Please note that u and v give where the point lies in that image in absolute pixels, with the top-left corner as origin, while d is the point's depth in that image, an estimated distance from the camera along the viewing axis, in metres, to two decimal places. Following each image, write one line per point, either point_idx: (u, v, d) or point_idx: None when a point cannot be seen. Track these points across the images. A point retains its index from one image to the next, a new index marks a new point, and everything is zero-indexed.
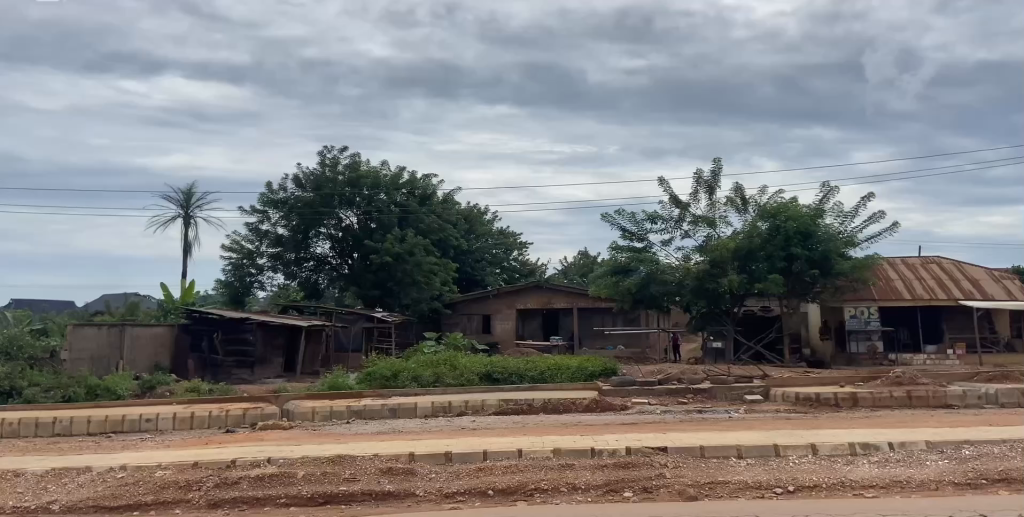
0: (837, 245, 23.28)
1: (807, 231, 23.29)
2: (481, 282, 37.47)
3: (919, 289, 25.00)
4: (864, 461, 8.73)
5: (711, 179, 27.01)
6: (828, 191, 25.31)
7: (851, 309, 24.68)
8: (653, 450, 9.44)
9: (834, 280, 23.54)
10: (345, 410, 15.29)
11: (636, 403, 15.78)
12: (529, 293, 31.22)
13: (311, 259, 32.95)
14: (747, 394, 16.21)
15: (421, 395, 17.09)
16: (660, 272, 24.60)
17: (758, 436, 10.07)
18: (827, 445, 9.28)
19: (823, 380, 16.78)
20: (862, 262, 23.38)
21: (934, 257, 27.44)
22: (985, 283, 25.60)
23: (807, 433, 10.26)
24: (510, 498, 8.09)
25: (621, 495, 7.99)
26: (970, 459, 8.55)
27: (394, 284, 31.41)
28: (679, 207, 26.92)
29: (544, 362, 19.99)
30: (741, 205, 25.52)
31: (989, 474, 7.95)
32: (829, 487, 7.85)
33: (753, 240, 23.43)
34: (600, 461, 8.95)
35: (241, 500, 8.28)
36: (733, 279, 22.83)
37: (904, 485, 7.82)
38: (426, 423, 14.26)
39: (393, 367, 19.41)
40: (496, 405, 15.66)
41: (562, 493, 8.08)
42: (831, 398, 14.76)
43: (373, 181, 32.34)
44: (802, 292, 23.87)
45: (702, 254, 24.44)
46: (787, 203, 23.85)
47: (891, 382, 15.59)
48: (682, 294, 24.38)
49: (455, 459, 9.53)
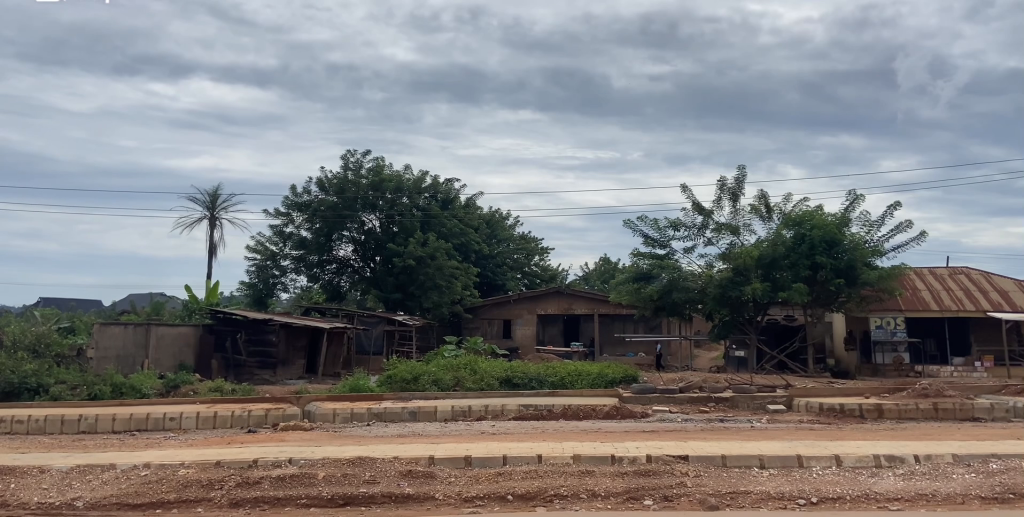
0: (863, 254, 22.93)
1: (832, 240, 22.99)
2: (502, 287, 37.46)
3: (946, 299, 24.65)
4: (889, 473, 8.61)
5: (734, 187, 26.84)
6: (855, 200, 25.00)
7: (877, 319, 24.10)
8: (674, 458, 9.37)
9: (860, 290, 23.14)
10: (366, 412, 15.36)
11: (657, 411, 15.70)
12: (549, 299, 31.13)
13: (334, 261, 33.15)
14: (769, 404, 16.08)
15: (440, 399, 17.11)
16: (682, 280, 24.46)
17: (781, 446, 9.97)
18: (852, 457, 9.14)
19: (847, 391, 16.54)
20: (888, 271, 23.08)
21: (962, 268, 27.05)
22: (1014, 295, 25.20)
23: (831, 444, 10.13)
24: (529, 503, 8.08)
25: (640, 503, 7.96)
26: (999, 473, 8.37)
27: (416, 288, 31.43)
28: (701, 214, 26.79)
29: (565, 367, 19.88)
30: (766, 212, 25.33)
31: (1016, 489, 7.80)
32: (854, 499, 7.75)
33: (777, 249, 23.27)
34: (621, 468, 8.88)
35: (262, 500, 8.36)
36: (756, 287, 22.59)
37: (930, 498, 7.71)
38: (445, 427, 14.30)
39: (413, 370, 19.45)
40: (516, 410, 15.66)
41: (582, 499, 8.07)
42: (856, 409, 14.59)
43: (396, 185, 32.56)
44: (826, 301, 23.53)
45: (726, 261, 24.31)
46: (812, 211, 23.66)
47: (917, 395, 15.36)
48: (704, 302, 24.24)
49: (475, 463, 9.51)
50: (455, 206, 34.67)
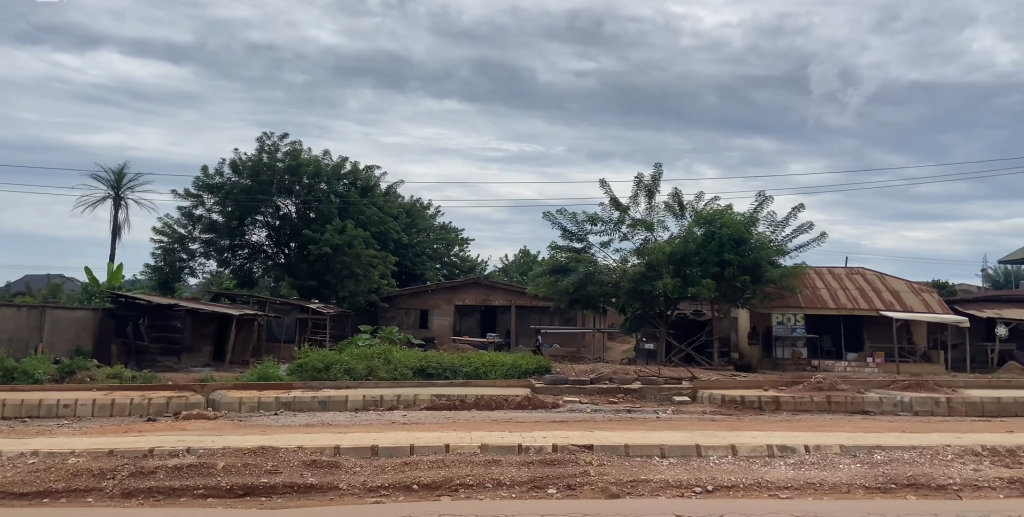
0: (768, 253, 23.84)
1: (739, 238, 23.80)
2: (420, 276, 37.19)
3: (843, 298, 25.95)
4: (781, 463, 9.01)
5: (651, 184, 27.47)
6: (763, 200, 25.97)
7: (779, 316, 25.30)
8: (579, 447, 9.54)
9: (765, 287, 24.09)
10: (273, 401, 15.05)
11: (567, 402, 15.95)
12: (467, 289, 31.11)
13: (247, 246, 32.28)
14: (675, 395, 16.54)
15: (352, 389, 16.90)
16: (597, 273, 25.00)
17: (682, 436, 10.29)
18: (746, 446, 9.52)
19: (748, 383, 17.23)
20: (790, 270, 24.11)
21: (858, 268, 28.49)
22: (904, 295, 26.71)
23: (730, 435, 10.51)
24: (434, 493, 8.08)
25: (544, 491, 8.08)
26: (881, 464, 8.87)
27: (331, 276, 30.95)
28: (618, 210, 27.33)
29: (479, 358, 19.94)
30: (679, 210, 26.02)
31: (899, 479, 8.17)
32: (746, 487, 8.06)
33: (689, 245, 23.90)
34: (526, 457, 9.02)
35: (157, 490, 8.08)
36: (667, 282, 23.17)
37: (817, 487, 8.08)
38: (356, 416, 14.13)
39: (325, 358, 19.14)
40: (428, 400, 15.62)
41: (487, 488, 8.12)
42: (755, 401, 15.20)
43: (314, 170, 31.82)
44: (732, 297, 24.36)
45: (640, 257, 24.86)
46: (722, 210, 24.40)
47: (813, 388, 16.14)
48: (617, 295, 24.79)
49: (381, 453, 9.44)
50: (375, 194, 34.13)
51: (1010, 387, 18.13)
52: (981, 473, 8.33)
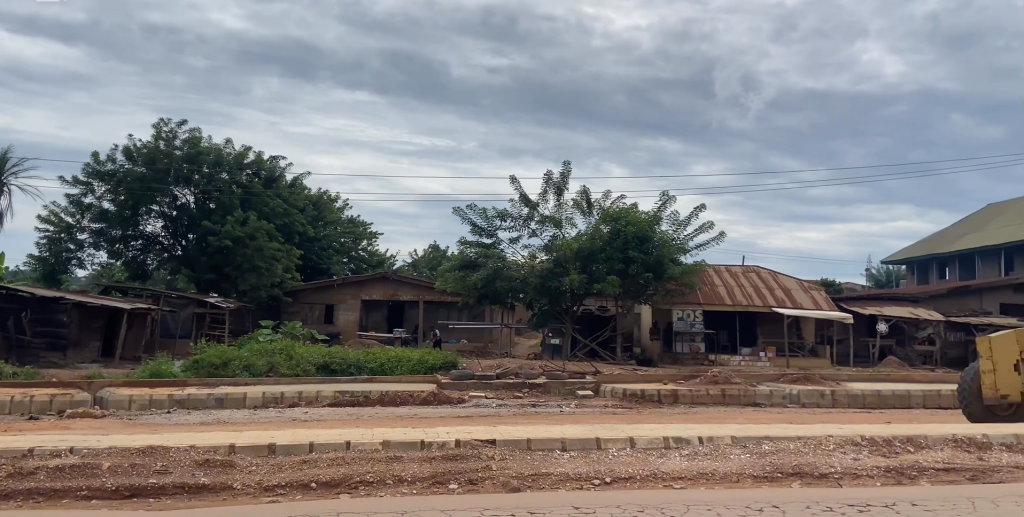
0: (670, 251, 24.55)
1: (643, 236, 24.40)
2: (326, 271, 36.42)
3: (739, 295, 27.02)
4: (676, 454, 9.30)
5: (560, 181, 27.81)
6: (667, 200, 26.74)
7: (679, 312, 26.20)
8: (482, 442, 9.57)
9: (666, 284, 24.82)
10: (167, 399, 14.43)
11: (473, 397, 15.97)
12: (374, 284, 30.67)
13: (141, 237, 30.81)
14: (579, 389, 16.83)
15: (252, 386, 16.39)
16: (506, 269, 25.12)
17: (583, 430, 10.47)
18: (644, 439, 9.80)
19: (648, 377, 17.72)
20: (690, 268, 24.92)
21: (754, 266, 29.74)
22: (795, 292, 28.07)
23: (629, 427, 10.78)
24: (333, 491, 7.91)
25: (445, 487, 8.05)
26: (770, 454, 9.28)
27: (232, 269, 29.93)
28: (528, 206, 27.55)
29: (384, 353, 19.69)
30: (586, 207, 26.47)
31: (784, 468, 8.57)
32: (643, 478, 8.28)
33: (595, 242, 24.35)
34: (428, 453, 8.98)
35: (36, 492, 7.62)
36: (574, 278, 23.50)
37: (709, 477, 8.38)
38: (255, 414, 13.72)
39: (223, 354, 18.47)
40: (331, 397, 15.33)
41: (387, 485, 8.02)
42: (655, 394, 15.64)
43: (215, 159, 30.62)
44: (635, 293, 24.95)
45: (548, 253, 25.17)
46: (628, 208, 24.96)
47: (709, 381, 16.76)
48: (524, 291, 25.00)
49: (279, 451, 9.19)
50: (279, 186, 33.16)
51: (887, 380, 19.31)
52: (859, 462, 8.82)
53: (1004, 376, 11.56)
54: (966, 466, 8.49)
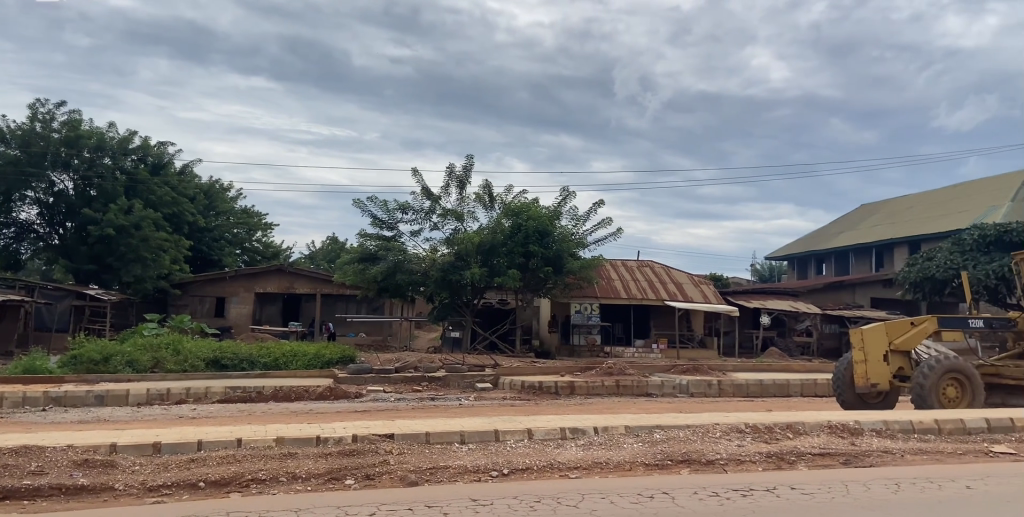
0: (570, 246, 24.99)
1: (544, 230, 24.70)
2: (217, 262, 35.03)
3: (634, 289, 27.83)
4: (572, 444, 9.49)
5: (462, 174, 27.79)
6: (567, 195, 27.19)
7: (577, 304, 26.77)
8: (379, 437, 9.47)
9: (565, 278, 25.23)
10: (42, 396, 13.54)
11: (371, 391, 15.77)
12: (268, 277, 29.71)
13: (13, 225, 28.83)
14: (478, 382, 16.89)
15: (135, 383, 15.57)
16: (407, 262, 24.88)
17: (481, 422, 10.52)
18: (541, 430, 9.94)
19: (546, 369, 17.99)
20: (589, 262, 25.45)
21: (649, 261, 30.69)
22: (686, 287, 29.15)
23: (526, 419, 10.91)
24: (222, 490, 7.64)
25: (341, 483, 7.91)
26: (661, 442, 9.62)
27: (115, 260, 28.34)
28: (429, 199, 27.39)
29: (279, 347, 19.13)
30: (488, 201, 26.56)
31: (674, 456, 8.90)
32: (540, 469, 8.40)
33: (496, 236, 24.48)
34: (324, 449, 8.80)
35: None
36: (475, 272, 23.53)
37: (603, 466, 8.60)
38: (139, 411, 13.05)
39: (105, 349, 17.48)
40: (221, 393, 14.79)
41: (281, 483, 7.82)
42: (552, 386, 15.90)
43: (97, 143, 28.84)
44: (535, 287, 25.25)
45: (449, 246, 25.12)
46: (529, 203, 25.20)
47: (604, 373, 17.21)
48: (425, 284, 24.87)
49: (164, 450, 8.80)
50: (168, 172, 31.58)
51: (769, 370, 20.36)
52: (744, 448, 9.27)
53: (874, 366, 12.37)
54: (839, 450, 9.06)
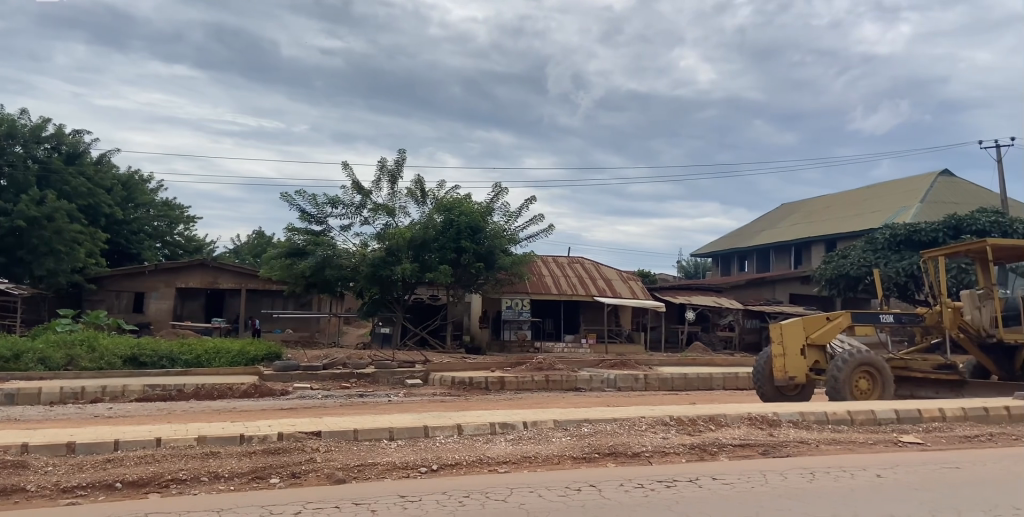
0: (501, 242, 25.06)
1: (476, 226, 24.71)
2: (136, 256, 33.92)
3: (565, 285, 28.13)
4: (501, 439, 9.54)
5: (393, 169, 27.53)
6: (499, 191, 27.26)
7: (508, 301, 26.91)
8: (305, 434, 9.31)
9: (496, 274, 25.30)
10: None
11: (297, 388, 15.48)
12: (191, 271, 28.79)
13: None
14: (408, 378, 16.80)
15: (47, 381, 14.87)
16: (336, 257, 24.51)
17: (411, 418, 10.46)
18: (471, 425, 9.96)
19: (476, 364, 18.03)
20: (520, 258, 25.57)
21: (579, 257, 31.05)
22: (615, 283, 29.61)
23: (456, 415, 10.91)
24: (140, 490, 7.38)
25: (266, 482, 7.74)
26: (589, 436, 9.77)
27: (26, 253, 27.05)
28: (360, 193, 27.04)
29: (201, 344, 18.57)
30: (420, 196, 26.39)
31: (602, 449, 9.04)
32: (468, 464, 8.41)
33: (428, 232, 24.37)
34: (249, 447, 8.60)
35: None
36: (406, 267, 23.36)
37: (531, 460, 8.67)
38: (51, 410, 12.48)
39: (14, 346, 16.64)
40: (140, 391, 14.30)
41: (203, 482, 7.61)
42: (482, 381, 15.92)
43: (7, 130, 28.00)
44: (466, 282, 25.23)
45: (380, 241, 24.86)
46: (461, 199, 25.16)
47: (534, 368, 17.36)
48: (355, 280, 24.55)
49: (78, 450, 8.43)
50: (84, 162, 30.27)
51: (694, 364, 20.89)
52: (669, 440, 9.50)
53: (792, 360, 12.84)
54: (758, 441, 9.38)
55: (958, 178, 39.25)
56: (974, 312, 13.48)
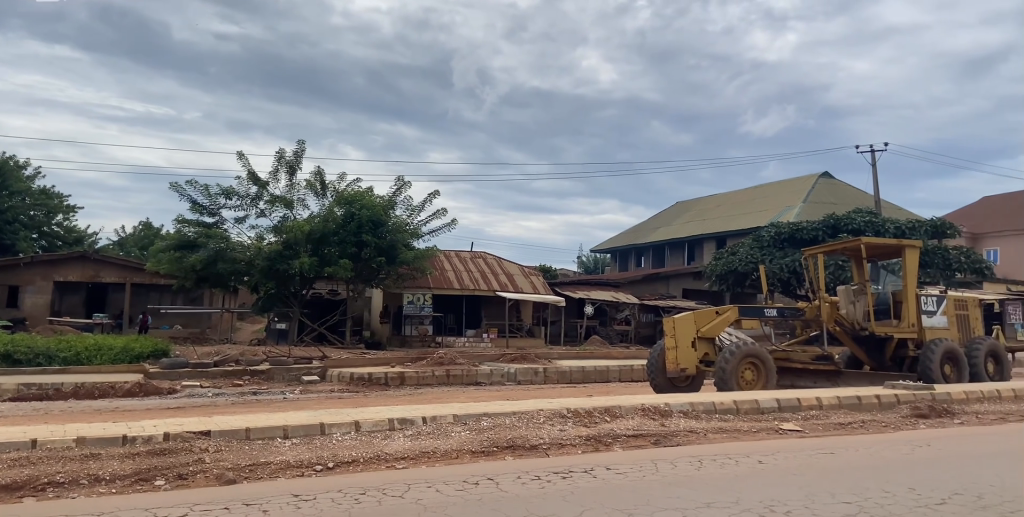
0: (404, 236, 24.79)
1: (377, 220, 24.35)
2: (9, 248, 31.60)
3: (467, 280, 28.14)
4: (399, 435, 9.46)
5: (292, 160, 26.78)
6: (402, 185, 26.97)
7: (409, 295, 26.37)
8: (194, 434, 8.94)
9: (398, 268, 25.00)
10: None
11: (186, 386, 14.84)
12: (71, 264, 27.11)
13: None
14: (304, 375, 16.41)
15: None
16: (229, 250, 23.65)
17: (306, 416, 10.23)
18: (369, 422, 9.83)
19: (376, 360, 17.82)
20: (423, 252, 25.39)
21: (481, 252, 31.14)
22: (517, 278, 29.87)
23: (353, 411, 10.74)
24: (13, 495, 6.90)
25: (151, 484, 7.39)
26: (488, 430, 9.82)
27: None
28: (256, 185, 26.16)
29: (82, 341, 17.53)
30: (320, 189, 25.79)
31: (500, 442, 9.11)
32: (365, 461, 8.31)
33: (327, 225, 23.86)
34: (132, 448, 8.19)
35: None
36: (304, 261, 22.76)
37: (430, 455, 8.64)
38: None
39: None
40: (12, 391, 13.37)
41: (82, 485, 7.19)
42: (381, 377, 15.75)
43: None
44: (367, 277, 24.85)
45: (277, 235, 24.15)
46: (363, 192, 24.74)
47: (434, 363, 17.30)
48: (249, 274, 23.75)
49: None
50: None
51: (591, 358, 21.38)
52: (566, 432, 9.67)
53: (684, 352, 13.31)
54: (650, 431, 9.69)
55: (837, 180, 41.66)
56: (849, 307, 14.34)
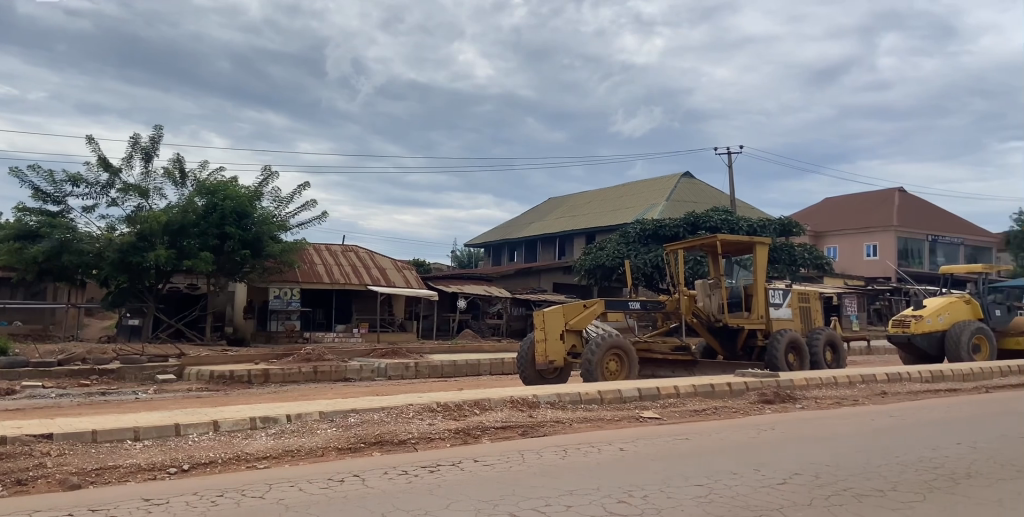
0: (270, 228, 23.90)
1: (242, 211, 23.32)
2: None
3: (337, 274, 27.56)
4: (262, 434, 9.14)
5: (148, 146, 25.19)
6: (268, 175, 25.99)
7: (276, 290, 25.78)
8: (33, 438, 8.26)
9: (263, 262, 24.10)
10: None
11: (26, 387, 13.66)
12: None
13: None
14: (159, 373, 15.51)
15: None
16: (76, 241, 21.96)
17: (160, 416, 9.66)
18: (228, 421, 9.41)
19: (238, 357, 17.10)
20: (290, 246, 24.61)
21: (353, 246, 30.55)
22: (388, 271, 29.52)
23: (213, 410, 10.25)
24: None
25: None
26: (355, 426, 9.65)
27: None
28: (107, 171, 24.41)
29: None
30: (179, 178, 24.42)
31: (366, 438, 8.97)
32: (225, 461, 7.97)
33: (187, 216, 22.63)
34: None
35: None
36: (160, 253, 21.49)
37: (294, 454, 8.39)
38: None
39: None
40: None
41: None
42: (244, 375, 15.13)
43: None
44: (230, 271, 23.82)
45: (130, 225, 22.65)
46: (226, 182, 23.63)
47: (301, 359, 16.80)
48: (99, 267, 22.16)
49: None
50: None
51: (462, 352, 21.44)
52: (434, 427, 9.65)
53: (552, 344, 13.64)
54: (518, 423, 9.84)
55: (697, 180, 43.88)
56: (704, 300, 15.11)
